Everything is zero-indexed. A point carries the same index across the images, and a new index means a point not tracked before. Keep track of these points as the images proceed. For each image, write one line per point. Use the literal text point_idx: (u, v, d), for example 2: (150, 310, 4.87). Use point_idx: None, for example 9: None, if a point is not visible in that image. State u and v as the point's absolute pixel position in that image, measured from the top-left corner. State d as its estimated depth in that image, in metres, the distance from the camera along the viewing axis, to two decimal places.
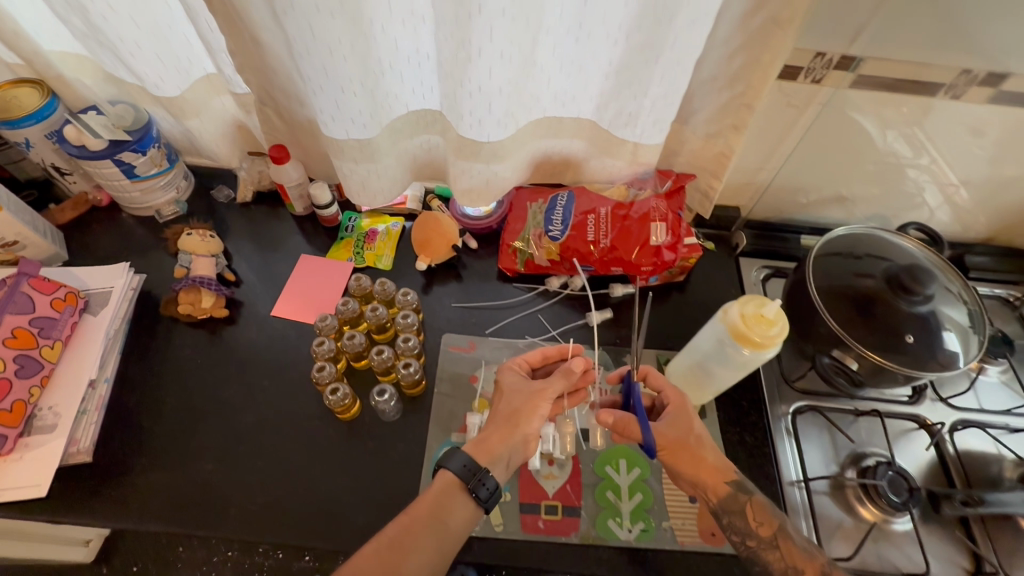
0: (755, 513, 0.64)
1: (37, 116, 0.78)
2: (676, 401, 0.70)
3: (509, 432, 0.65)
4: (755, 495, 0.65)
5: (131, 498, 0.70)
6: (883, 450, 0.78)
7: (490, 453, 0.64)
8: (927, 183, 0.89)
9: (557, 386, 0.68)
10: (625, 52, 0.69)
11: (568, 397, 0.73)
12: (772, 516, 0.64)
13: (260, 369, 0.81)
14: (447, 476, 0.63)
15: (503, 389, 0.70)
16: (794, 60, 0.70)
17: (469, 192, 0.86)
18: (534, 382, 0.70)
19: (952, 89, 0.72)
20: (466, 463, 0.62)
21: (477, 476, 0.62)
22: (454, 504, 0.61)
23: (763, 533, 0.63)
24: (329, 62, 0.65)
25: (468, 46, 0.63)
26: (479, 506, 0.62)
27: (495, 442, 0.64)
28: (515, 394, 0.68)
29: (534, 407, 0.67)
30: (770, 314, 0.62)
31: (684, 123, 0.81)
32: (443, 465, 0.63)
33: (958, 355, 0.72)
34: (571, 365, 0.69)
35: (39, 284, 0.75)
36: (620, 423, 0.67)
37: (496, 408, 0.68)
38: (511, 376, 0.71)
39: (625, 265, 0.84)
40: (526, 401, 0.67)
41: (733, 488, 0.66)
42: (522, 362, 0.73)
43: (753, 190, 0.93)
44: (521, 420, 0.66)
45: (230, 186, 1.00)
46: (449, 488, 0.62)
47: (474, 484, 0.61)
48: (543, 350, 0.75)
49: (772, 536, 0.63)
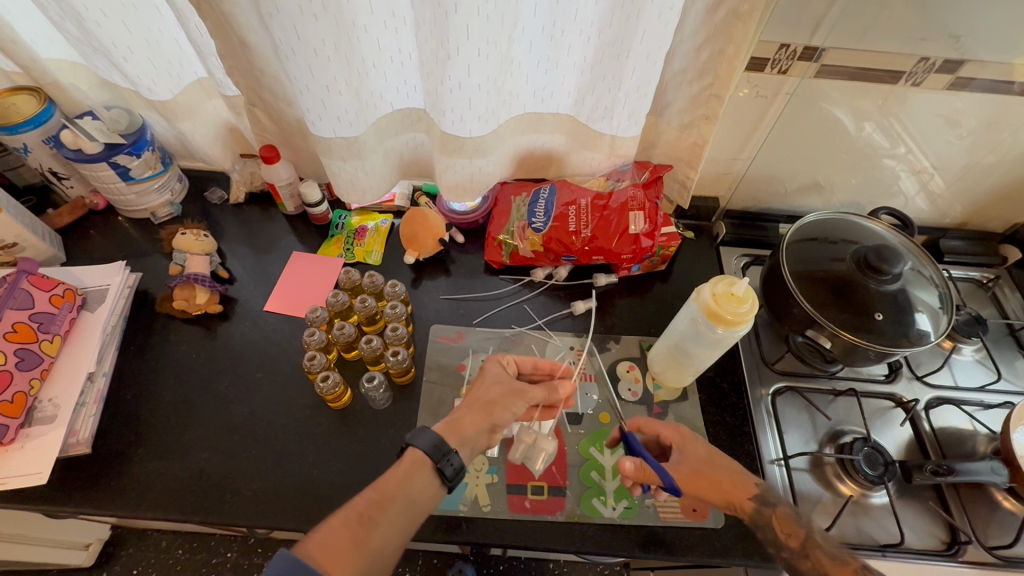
0: (781, 526, 0.63)
1: (34, 121, 0.81)
2: (677, 439, 0.71)
3: (481, 418, 0.66)
4: (778, 505, 0.64)
5: (129, 488, 0.72)
6: (860, 428, 0.81)
7: (459, 435, 0.64)
8: (903, 171, 0.92)
9: (538, 395, 0.71)
10: (597, 48, 0.72)
11: (539, 410, 0.75)
12: (798, 525, 0.63)
13: (254, 362, 0.84)
14: (415, 453, 0.60)
15: (484, 379, 0.71)
16: (760, 53, 0.73)
17: (454, 187, 0.89)
18: (518, 383, 0.71)
19: (913, 77, 0.75)
20: (434, 443, 0.61)
21: (442, 453, 0.60)
22: (422, 484, 0.59)
23: (792, 544, 0.62)
24: (315, 62, 0.68)
25: (447, 46, 0.66)
26: (442, 485, 0.60)
27: (468, 423, 0.65)
28: (494, 386, 0.69)
29: (504, 401, 0.68)
30: (740, 293, 0.66)
31: (660, 115, 0.85)
32: (410, 444, 0.61)
33: (929, 333, 0.74)
34: (557, 389, 0.73)
35: (38, 281, 0.78)
36: (636, 470, 0.67)
37: (471, 397, 0.68)
38: (495, 367, 0.72)
39: (606, 254, 0.87)
40: (497, 396, 0.68)
41: (755, 503, 0.64)
42: (508, 360, 0.74)
43: (730, 180, 0.97)
44: (494, 410, 0.67)
45: (223, 188, 1.03)
46: (416, 466, 0.60)
47: (444, 463, 0.60)
48: (535, 359, 0.76)
49: (801, 547, 0.62)
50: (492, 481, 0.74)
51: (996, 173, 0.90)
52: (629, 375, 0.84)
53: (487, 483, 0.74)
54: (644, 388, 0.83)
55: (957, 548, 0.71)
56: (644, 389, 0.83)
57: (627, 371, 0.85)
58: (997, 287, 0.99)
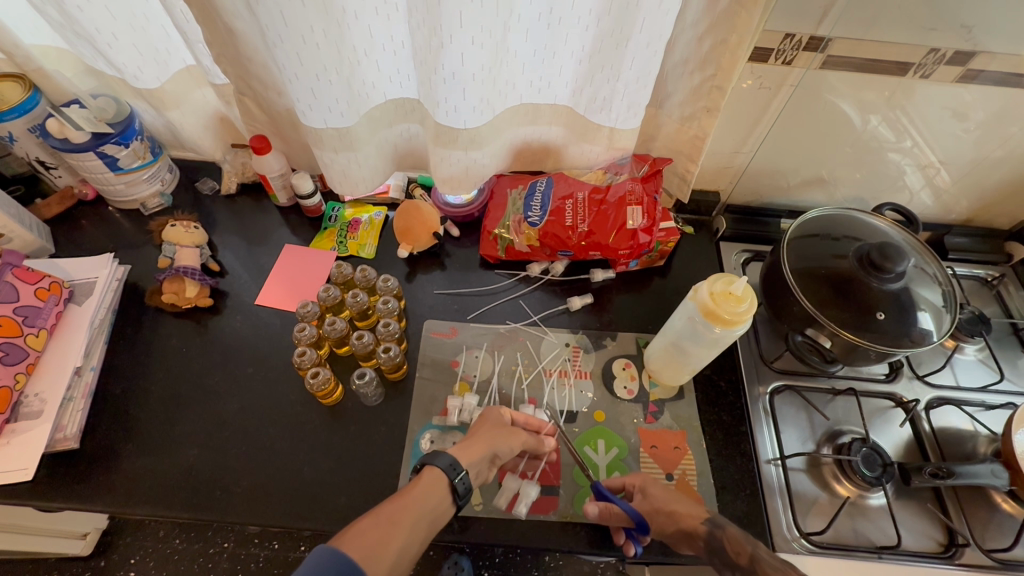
0: (731, 544, 0.57)
1: (19, 109, 0.79)
2: (641, 482, 0.69)
3: (483, 453, 0.64)
4: (728, 529, 0.59)
5: (117, 484, 0.71)
6: (859, 428, 0.79)
7: (468, 456, 0.63)
8: (908, 166, 0.90)
9: (529, 440, 0.70)
10: (596, 38, 0.70)
11: (524, 463, 0.74)
12: (746, 543, 0.56)
13: (245, 357, 0.82)
14: (433, 472, 0.59)
15: (485, 422, 0.69)
16: (764, 42, 0.71)
17: (449, 180, 0.87)
18: (516, 433, 0.69)
19: (921, 69, 0.73)
20: (452, 461, 0.60)
21: (457, 470, 0.60)
22: (439, 502, 0.57)
23: (740, 562, 0.54)
24: (304, 48, 0.66)
25: (440, 33, 0.64)
26: (454, 502, 0.59)
27: (476, 449, 0.64)
28: (495, 429, 0.68)
29: (503, 436, 0.67)
30: (738, 292, 0.62)
31: (660, 107, 0.82)
32: (428, 463, 0.60)
33: (931, 332, 0.73)
34: (545, 442, 0.72)
35: (24, 273, 0.76)
36: (603, 513, 0.67)
37: (472, 435, 0.66)
38: (495, 415, 0.70)
39: (603, 249, 0.85)
40: (496, 436, 0.67)
41: (708, 526, 0.60)
42: (507, 413, 0.72)
43: (732, 174, 0.94)
44: (496, 439, 0.66)
45: (215, 179, 1.01)
46: (433, 485, 0.58)
47: (459, 480, 0.59)
48: (528, 417, 0.74)
49: (750, 564, 0.54)
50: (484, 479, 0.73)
51: (1005, 167, 0.88)
52: (625, 373, 0.83)
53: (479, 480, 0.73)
54: (640, 387, 0.82)
55: (954, 550, 0.71)
56: (640, 387, 0.82)
57: (624, 369, 0.83)
58: (1002, 284, 0.98)
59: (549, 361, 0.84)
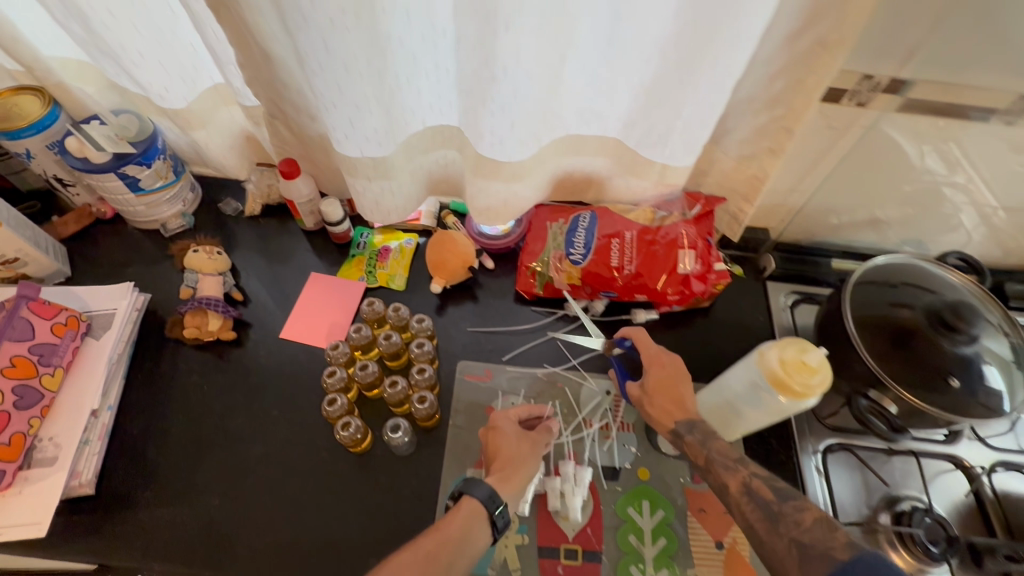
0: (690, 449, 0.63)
1: (37, 125, 0.75)
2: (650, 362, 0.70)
3: (516, 479, 0.63)
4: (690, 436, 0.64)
5: (135, 537, 0.68)
6: (918, 494, 0.75)
7: (509, 483, 0.63)
8: (964, 204, 0.83)
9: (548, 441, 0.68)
10: (658, 71, 0.65)
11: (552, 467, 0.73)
12: (703, 448, 0.62)
13: (269, 397, 0.78)
14: (471, 503, 0.59)
15: (502, 436, 0.67)
16: (839, 83, 0.66)
17: (486, 211, 0.82)
18: (533, 442, 0.67)
19: (1008, 115, 0.67)
20: (491, 494, 0.60)
21: (496, 504, 0.60)
22: (478, 536, 0.58)
23: (698, 463, 0.62)
24: (344, 77, 0.61)
25: (493, 65, 0.59)
26: (493, 535, 0.59)
27: (515, 481, 0.63)
28: (516, 442, 0.66)
29: (530, 450, 0.66)
30: (813, 362, 0.57)
31: (717, 143, 0.77)
32: (466, 493, 0.60)
33: (1003, 395, 0.68)
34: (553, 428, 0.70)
35: (39, 307, 0.71)
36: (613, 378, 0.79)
37: (507, 464, 0.64)
38: (509, 426, 0.68)
39: (649, 292, 0.81)
40: (529, 454, 0.66)
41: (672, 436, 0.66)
42: (516, 414, 0.70)
43: (784, 213, 0.89)
44: (529, 461, 0.65)
45: (237, 199, 0.96)
46: (473, 516, 0.58)
47: (498, 513, 0.59)
48: (529, 407, 0.72)
49: (704, 465, 0.62)
50: (522, 541, 0.69)
51: None
52: None
53: (516, 544, 0.69)
54: None
55: None
56: None
57: None
58: None
59: (589, 411, 0.79)
